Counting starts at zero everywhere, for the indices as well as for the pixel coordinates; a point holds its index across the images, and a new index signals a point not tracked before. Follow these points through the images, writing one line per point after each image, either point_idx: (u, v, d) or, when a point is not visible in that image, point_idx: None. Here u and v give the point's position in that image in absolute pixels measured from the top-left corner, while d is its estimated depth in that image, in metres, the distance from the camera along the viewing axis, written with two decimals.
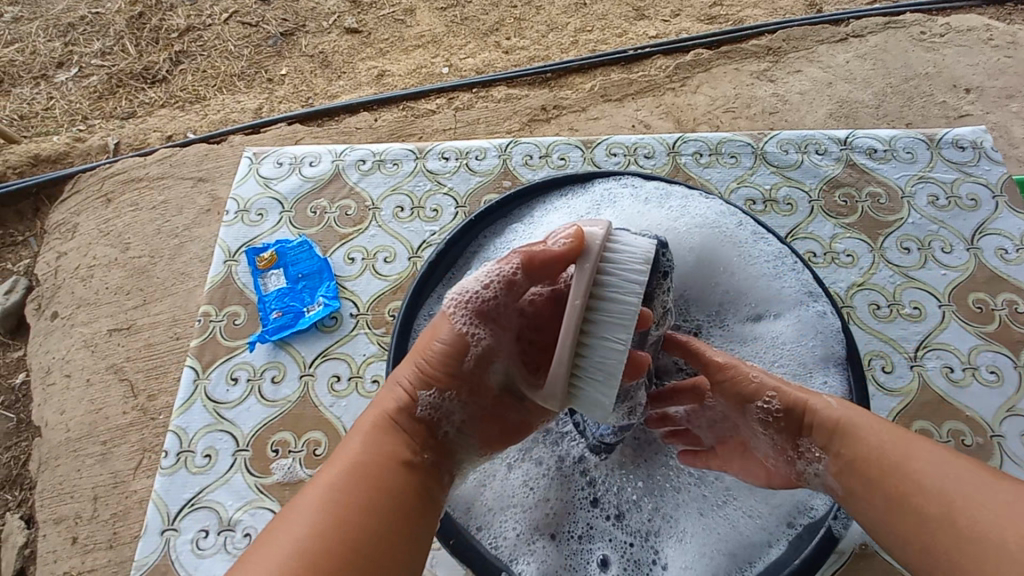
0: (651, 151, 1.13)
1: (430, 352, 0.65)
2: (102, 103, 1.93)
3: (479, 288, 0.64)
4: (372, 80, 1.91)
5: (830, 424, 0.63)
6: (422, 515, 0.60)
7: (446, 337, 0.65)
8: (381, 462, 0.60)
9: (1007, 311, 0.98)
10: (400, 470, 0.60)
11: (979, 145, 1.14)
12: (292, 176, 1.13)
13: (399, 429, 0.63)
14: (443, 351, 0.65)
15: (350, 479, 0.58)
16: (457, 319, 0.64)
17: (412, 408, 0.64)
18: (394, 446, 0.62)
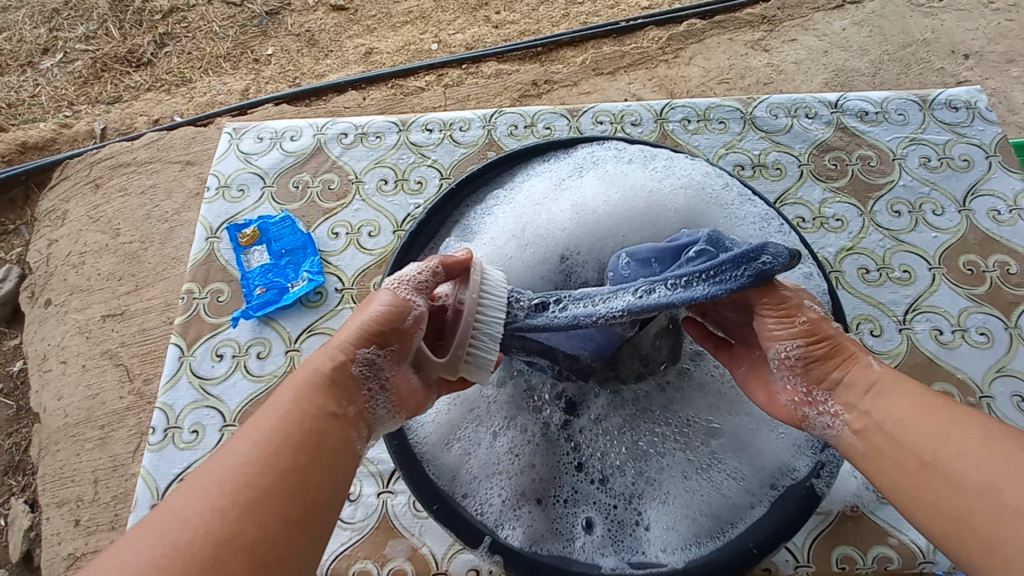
0: (637, 118, 1.11)
1: (365, 315, 0.61)
2: (88, 88, 1.90)
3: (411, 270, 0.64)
4: (360, 58, 1.87)
5: (866, 382, 0.60)
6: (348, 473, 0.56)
7: (380, 304, 0.62)
8: (306, 412, 0.56)
9: (998, 273, 0.97)
10: (327, 422, 0.56)
11: (973, 105, 1.12)
12: (274, 151, 1.12)
13: (331, 384, 0.59)
14: (377, 317, 0.61)
15: (269, 436, 0.53)
16: (393, 292, 0.63)
17: (345, 366, 0.60)
18: (322, 399, 0.57)
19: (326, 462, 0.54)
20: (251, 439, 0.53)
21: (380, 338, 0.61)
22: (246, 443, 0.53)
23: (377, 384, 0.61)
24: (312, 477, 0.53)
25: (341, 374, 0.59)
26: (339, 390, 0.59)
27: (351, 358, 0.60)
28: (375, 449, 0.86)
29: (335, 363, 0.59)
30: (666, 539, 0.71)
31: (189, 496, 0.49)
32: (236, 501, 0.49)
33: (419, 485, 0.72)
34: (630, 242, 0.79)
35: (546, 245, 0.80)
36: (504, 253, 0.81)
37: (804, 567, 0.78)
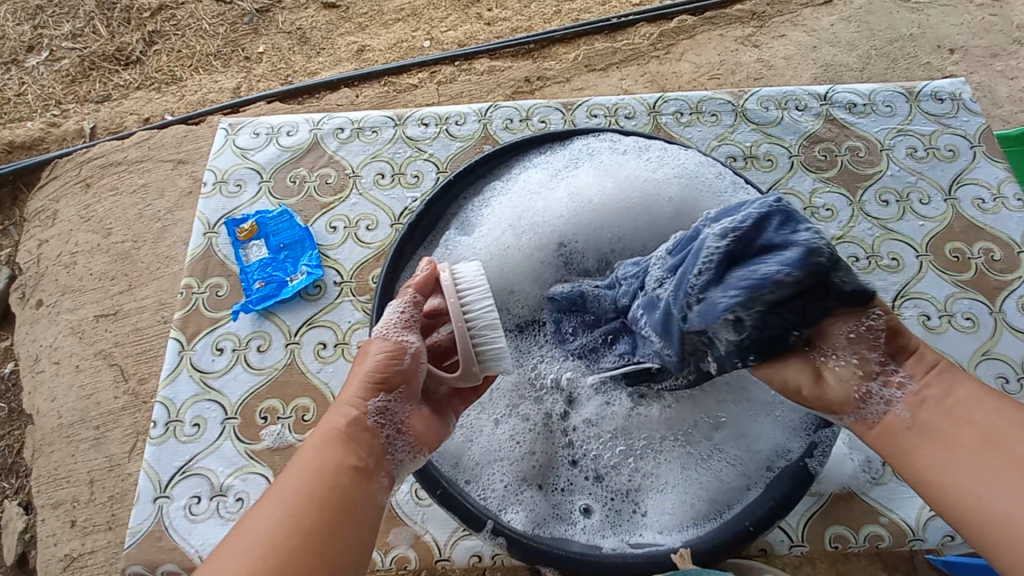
0: (631, 111, 1.13)
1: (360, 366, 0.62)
2: (76, 86, 1.88)
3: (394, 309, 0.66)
4: (353, 56, 1.87)
5: None
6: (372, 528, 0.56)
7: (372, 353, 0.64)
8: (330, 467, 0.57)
9: (983, 260, 0.99)
10: (350, 478, 0.57)
11: (958, 97, 1.15)
12: (270, 146, 1.12)
13: (347, 439, 0.59)
14: (373, 364, 0.62)
15: (297, 496, 0.54)
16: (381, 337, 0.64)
17: (360, 421, 0.61)
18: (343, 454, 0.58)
19: (354, 513, 0.55)
20: (280, 496, 0.54)
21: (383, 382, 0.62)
22: (276, 500, 0.54)
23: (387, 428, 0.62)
24: (339, 534, 0.53)
25: (357, 429, 0.60)
26: (360, 443, 0.60)
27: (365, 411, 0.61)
28: None
29: (350, 419, 0.60)
30: (663, 522, 0.73)
31: (225, 557, 0.50)
32: (271, 557, 0.49)
33: (428, 482, 0.71)
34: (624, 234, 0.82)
35: (544, 235, 0.83)
36: (502, 244, 0.84)
37: (799, 546, 0.80)
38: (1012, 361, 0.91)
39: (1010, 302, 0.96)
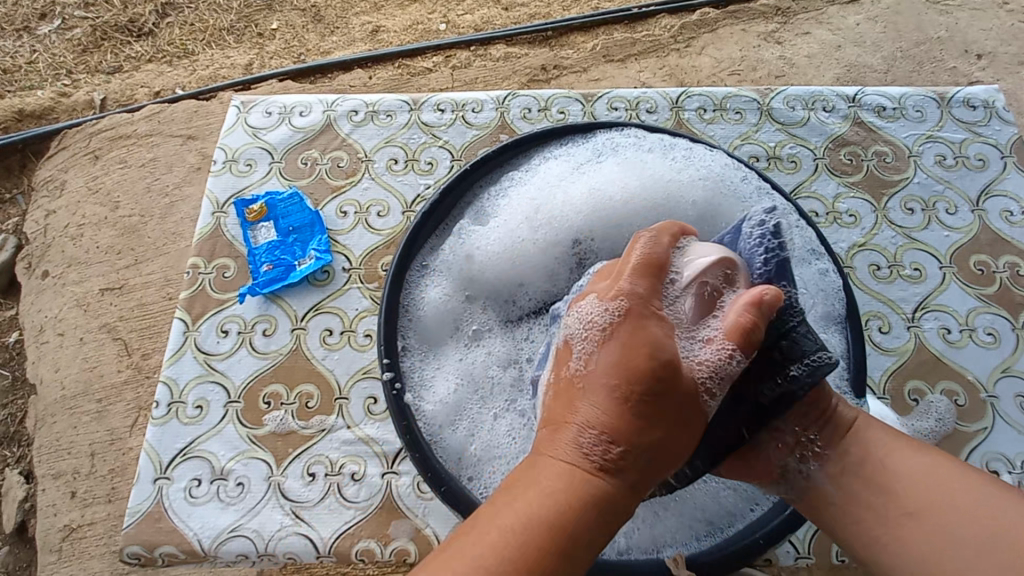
0: (653, 106, 1.10)
1: (619, 343, 0.52)
2: (88, 56, 1.85)
3: (607, 315, 0.54)
4: (367, 36, 1.83)
5: (843, 425, 0.62)
6: (566, 538, 0.46)
7: (604, 381, 0.52)
8: (558, 508, 0.47)
9: (1008, 274, 0.97)
10: (576, 532, 0.46)
11: (991, 104, 1.11)
12: (282, 126, 1.10)
13: (604, 500, 0.48)
14: (613, 397, 0.51)
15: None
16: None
17: (601, 477, 0.49)
18: (585, 516, 0.47)
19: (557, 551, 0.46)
20: (513, 508, 0.48)
21: (617, 424, 0.50)
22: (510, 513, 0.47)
23: (619, 475, 0.50)
24: (575, 562, 0.47)
25: (581, 488, 0.48)
26: (568, 500, 0.47)
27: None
28: (380, 430, 0.87)
29: (567, 489, 0.48)
30: (664, 531, 0.70)
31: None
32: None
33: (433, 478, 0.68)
34: (643, 232, 0.79)
35: (558, 228, 0.81)
36: (516, 237, 0.81)
37: (805, 559, 0.81)
38: None
39: None
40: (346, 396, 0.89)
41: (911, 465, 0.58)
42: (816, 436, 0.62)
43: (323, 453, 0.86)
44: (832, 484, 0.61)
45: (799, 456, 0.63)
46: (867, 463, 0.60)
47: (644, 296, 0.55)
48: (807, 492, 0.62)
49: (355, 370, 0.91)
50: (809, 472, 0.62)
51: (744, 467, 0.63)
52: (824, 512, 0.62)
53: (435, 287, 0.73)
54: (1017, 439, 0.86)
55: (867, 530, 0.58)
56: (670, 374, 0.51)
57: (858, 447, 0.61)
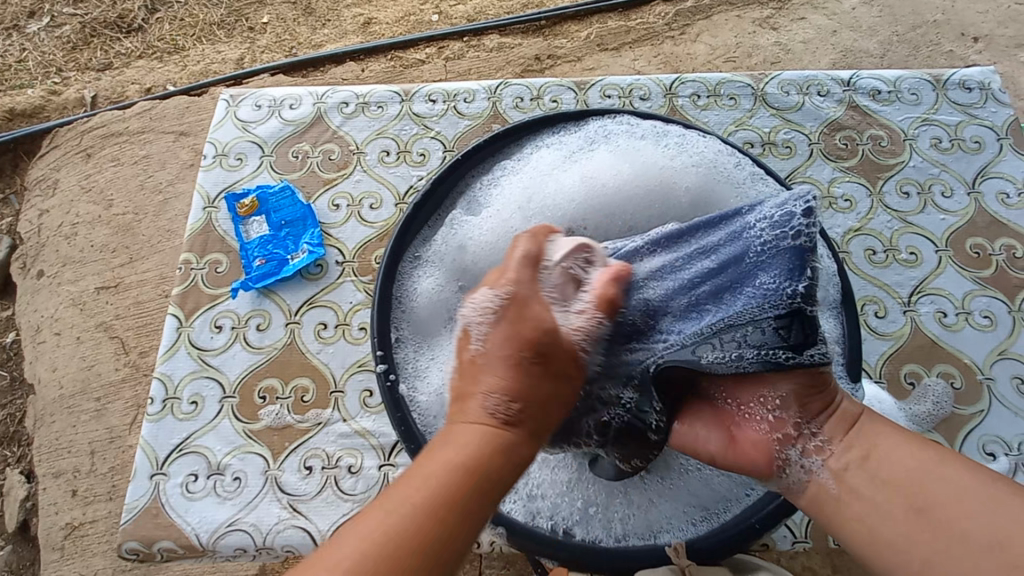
0: (646, 93, 1.09)
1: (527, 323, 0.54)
2: (78, 54, 1.83)
3: (496, 299, 0.56)
4: (359, 29, 1.81)
5: (849, 418, 0.59)
6: (467, 498, 0.47)
7: (501, 352, 0.54)
8: (477, 463, 0.49)
9: (1004, 256, 0.96)
10: (477, 497, 0.48)
11: (987, 86, 1.10)
12: (272, 119, 1.09)
13: (486, 458, 0.50)
14: (512, 365, 0.53)
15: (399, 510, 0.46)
16: (488, 338, 0.55)
17: (503, 435, 0.51)
18: (479, 476, 0.48)
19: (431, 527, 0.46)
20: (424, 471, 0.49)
21: (523, 392, 0.52)
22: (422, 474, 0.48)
23: (530, 444, 0.52)
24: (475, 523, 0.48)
25: (482, 457, 0.49)
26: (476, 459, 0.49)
27: (504, 423, 0.51)
28: (376, 422, 0.87)
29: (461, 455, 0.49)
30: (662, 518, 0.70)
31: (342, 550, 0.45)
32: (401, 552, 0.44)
33: None
34: (637, 220, 0.78)
35: (553, 216, 0.79)
36: (509, 225, 0.80)
37: (802, 543, 0.81)
38: None
39: None
40: (341, 389, 0.89)
41: (916, 461, 0.55)
42: (817, 428, 0.59)
43: (319, 447, 0.86)
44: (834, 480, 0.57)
45: (799, 449, 0.59)
46: (864, 455, 0.57)
47: (526, 282, 0.57)
48: (807, 489, 0.59)
49: (351, 363, 0.90)
50: (811, 467, 0.59)
51: (733, 446, 0.62)
52: (824, 509, 0.58)
53: (506, 254, 0.60)
54: (1013, 421, 0.86)
55: (862, 524, 0.54)
56: (552, 339, 0.54)
57: (861, 441, 0.58)
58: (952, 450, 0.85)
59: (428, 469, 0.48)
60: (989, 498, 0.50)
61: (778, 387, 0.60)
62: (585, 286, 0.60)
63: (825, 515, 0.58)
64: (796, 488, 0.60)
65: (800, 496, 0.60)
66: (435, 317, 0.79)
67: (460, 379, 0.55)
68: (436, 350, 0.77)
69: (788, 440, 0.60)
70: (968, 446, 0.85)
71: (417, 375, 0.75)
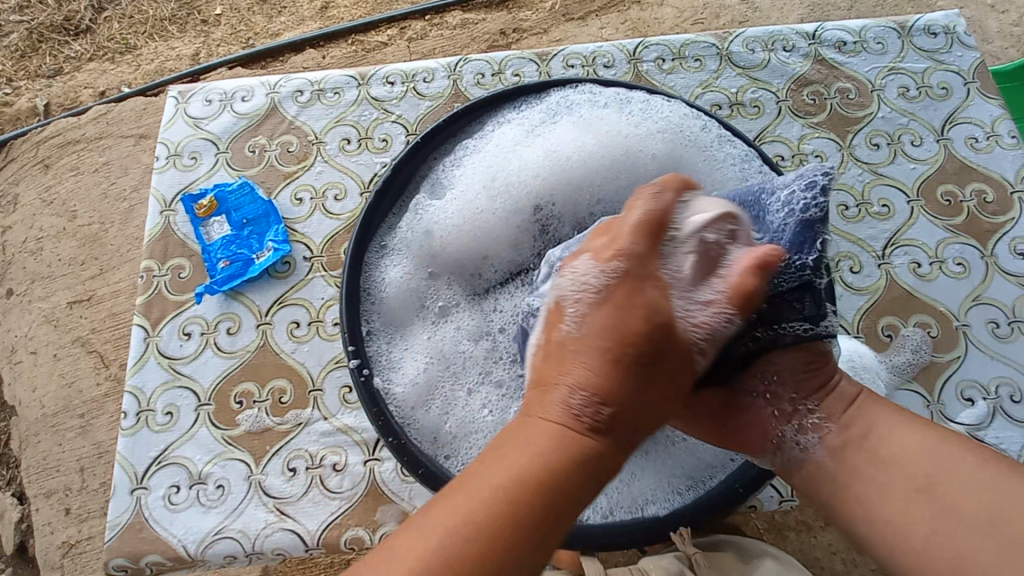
0: (610, 60, 1.06)
1: (629, 291, 0.50)
2: (26, 61, 1.74)
3: (604, 275, 0.51)
4: (316, 14, 1.73)
5: (847, 398, 0.61)
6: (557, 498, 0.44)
7: (599, 339, 0.49)
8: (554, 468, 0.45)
9: (975, 202, 0.96)
10: (568, 489, 0.45)
11: (952, 30, 1.09)
12: (225, 114, 1.04)
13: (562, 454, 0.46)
14: (610, 360, 0.49)
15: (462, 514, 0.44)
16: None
17: (588, 438, 0.47)
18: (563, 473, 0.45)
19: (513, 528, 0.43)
20: (493, 462, 0.46)
21: (609, 390, 0.48)
22: (493, 465, 0.46)
23: (613, 450, 0.48)
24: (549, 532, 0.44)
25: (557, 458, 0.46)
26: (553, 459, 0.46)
27: (590, 427, 0.47)
28: (357, 418, 0.86)
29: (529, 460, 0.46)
30: (647, 490, 0.71)
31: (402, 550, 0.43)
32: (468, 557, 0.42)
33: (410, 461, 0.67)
34: (603, 192, 0.78)
35: (518, 194, 0.78)
36: (474, 206, 0.79)
37: (790, 501, 0.82)
38: (1003, 305, 0.90)
39: (1002, 245, 0.94)
40: (319, 387, 0.87)
41: (918, 444, 0.56)
42: (813, 406, 0.61)
43: (302, 447, 0.84)
44: (830, 458, 0.59)
45: (795, 427, 0.62)
46: (865, 434, 0.59)
47: (643, 253, 0.52)
48: (804, 465, 0.61)
49: (327, 360, 0.88)
50: (807, 445, 0.61)
51: (736, 428, 0.64)
52: (818, 489, 0.60)
53: None
54: (990, 365, 0.87)
55: (860, 502, 0.56)
56: (665, 331, 0.50)
57: (860, 420, 0.60)
58: (931, 398, 0.85)
59: (503, 466, 0.45)
60: (993, 489, 0.51)
61: (778, 363, 0.62)
62: (724, 262, 0.54)
63: (826, 493, 0.59)
64: (794, 462, 0.62)
65: (798, 471, 0.61)
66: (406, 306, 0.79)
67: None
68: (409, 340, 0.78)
69: (784, 418, 0.62)
70: (946, 392, 0.86)
71: (392, 366, 0.76)
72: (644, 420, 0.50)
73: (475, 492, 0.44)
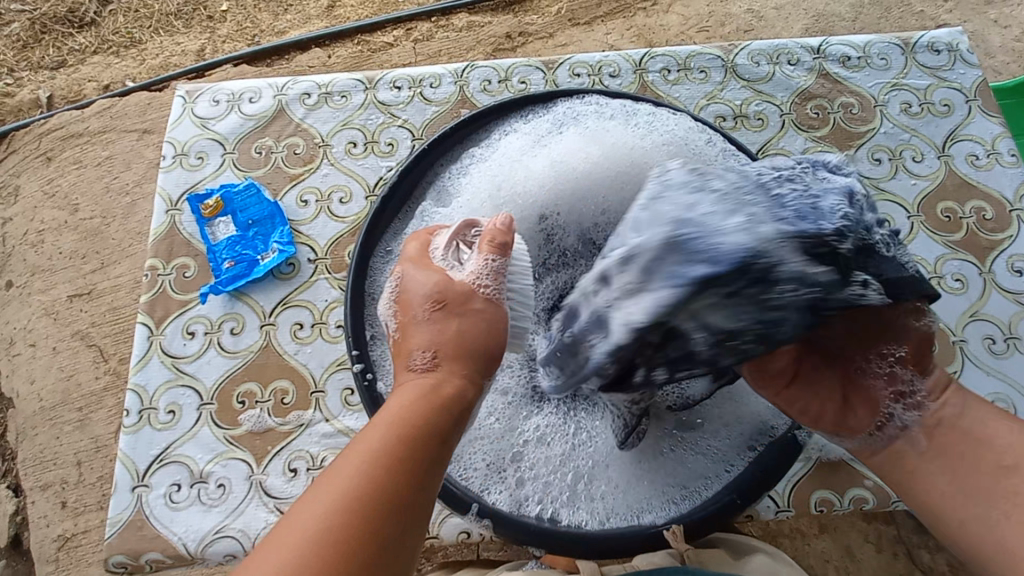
0: (616, 69, 1.07)
1: (428, 279, 0.63)
2: (29, 52, 1.74)
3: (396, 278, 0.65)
4: (322, 13, 1.73)
5: (920, 373, 0.64)
6: (417, 445, 0.51)
7: (412, 317, 0.62)
8: (420, 425, 0.53)
9: (975, 219, 0.97)
10: (427, 442, 0.52)
11: (955, 47, 1.10)
12: (232, 114, 1.05)
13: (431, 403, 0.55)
14: (421, 325, 0.61)
15: (334, 494, 0.46)
16: (400, 316, 0.64)
17: (430, 380, 0.57)
18: (419, 433, 0.52)
19: (369, 494, 0.46)
20: (356, 452, 0.49)
21: (439, 340, 0.60)
22: (354, 455, 0.49)
23: (461, 381, 0.59)
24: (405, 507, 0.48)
25: (420, 401, 0.55)
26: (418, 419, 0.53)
27: (428, 370, 0.58)
28: (359, 420, 0.86)
29: (398, 415, 0.53)
30: (645, 498, 0.71)
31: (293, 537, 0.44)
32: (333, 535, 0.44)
33: None
34: (609, 203, 0.78)
35: (522, 204, 0.78)
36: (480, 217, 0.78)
37: (785, 511, 0.83)
38: (999, 321, 0.91)
39: (999, 262, 0.95)
40: (322, 389, 0.88)
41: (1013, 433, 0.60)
42: (916, 387, 0.64)
43: (303, 448, 0.85)
44: (923, 438, 0.63)
45: (899, 405, 0.64)
46: (952, 421, 0.62)
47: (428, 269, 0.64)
48: (892, 444, 0.64)
49: (330, 362, 0.89)
50: (906, 421, 0.63)
51: (790, 403, 0.67)
52: (875, 465, 0.65)
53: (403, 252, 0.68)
54: (986, 380, 0.88)
55: (918, 491, 0.62)
56: (447, 299, 0.62)
57: (953, 403, 0.63)
58: None
59: (359, 449, 0.50)
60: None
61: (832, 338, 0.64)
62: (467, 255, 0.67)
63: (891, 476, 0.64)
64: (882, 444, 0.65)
65: (882, 451, 0.65)
66: None
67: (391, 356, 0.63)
68: None
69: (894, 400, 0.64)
70: None
71: None
72: (476, 354, 0.60)
73: (335, 479, 0.47)
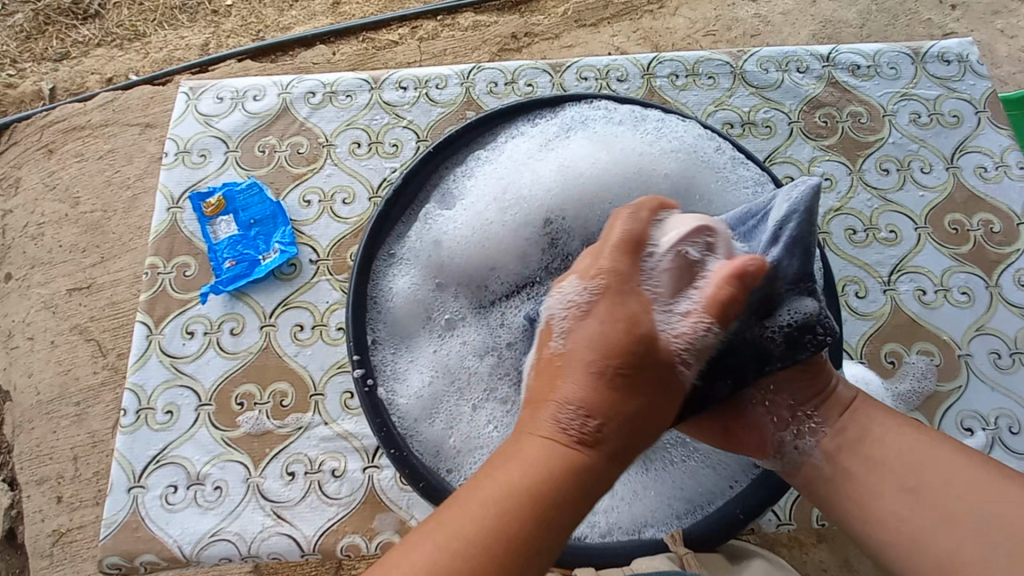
0: (623, 74, 1.06)
1: (602, 327, 0.51)
2: (32, 43, 1.73)
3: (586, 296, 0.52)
4: (328, 9, 1.72)
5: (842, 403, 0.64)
6: (551, 516, 0.45)
7: (585, 357, 0.50)
8: (551, 494, 0.45)
9: (982, 232, 0.97)
10: (558, 513, 0.45)
11: (965, 58, 1.09)
12: (235, 112, 1.04)
13: (564, 480, 0.46)
14: (592, 374, 0.50)
15: (451, 534, 0.44)
16: (573, 335, 0.52)
17: (581, 453, 0.47)
18: (556, 490, 0.46)
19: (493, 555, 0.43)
20: (491, 498, 0.45)
21: (602, 407, 0.49)
22: (488, 501, 0.45)
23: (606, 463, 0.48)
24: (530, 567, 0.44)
25: (558, 474, 0.46)
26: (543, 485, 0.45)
27: (579, 441, 0.48)
28: (358, 424, 0.85)
29: (536, 478, 0.46)
30: (644, 511, 0.70)
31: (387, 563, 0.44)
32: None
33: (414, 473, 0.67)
34: (614, 211, 0.78)
35: (526, 208, 0.78)
36: (484, 221, 0.78)
37: (786, 525, 0.83)
38: (1006, 336, 0.90)
39: (1007, 275, 0.94)
40: (321, 392, 0.87)
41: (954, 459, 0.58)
42: (812, 411, 0.65)
43: (301, 451, 0.84)
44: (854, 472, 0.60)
45: (794, 432, 0.65)
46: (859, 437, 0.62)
47: (627, 272, 0.54)
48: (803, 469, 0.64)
49: (330, 365, 0.88)
50: (805, 449, 0.65)
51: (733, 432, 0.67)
52: (817, 487, 0.64)
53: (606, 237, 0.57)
54: (991, 395, 0.87)
55: (861, 505, 0.59)
56: (645, 346, 0.50)
57: (854, 423, 0.63)
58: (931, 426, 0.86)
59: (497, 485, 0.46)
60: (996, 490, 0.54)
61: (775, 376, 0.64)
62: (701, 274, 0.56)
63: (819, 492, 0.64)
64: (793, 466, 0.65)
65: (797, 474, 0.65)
66: (413, 317, 0.79)
67: (512, 384, 0.54)
68: (415, 352, 0.79)
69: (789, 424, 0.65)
70: (946, 421, 0.86)
71: (397, 376, 0.76)
72: (646, 434, 0.51)
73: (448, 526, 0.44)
